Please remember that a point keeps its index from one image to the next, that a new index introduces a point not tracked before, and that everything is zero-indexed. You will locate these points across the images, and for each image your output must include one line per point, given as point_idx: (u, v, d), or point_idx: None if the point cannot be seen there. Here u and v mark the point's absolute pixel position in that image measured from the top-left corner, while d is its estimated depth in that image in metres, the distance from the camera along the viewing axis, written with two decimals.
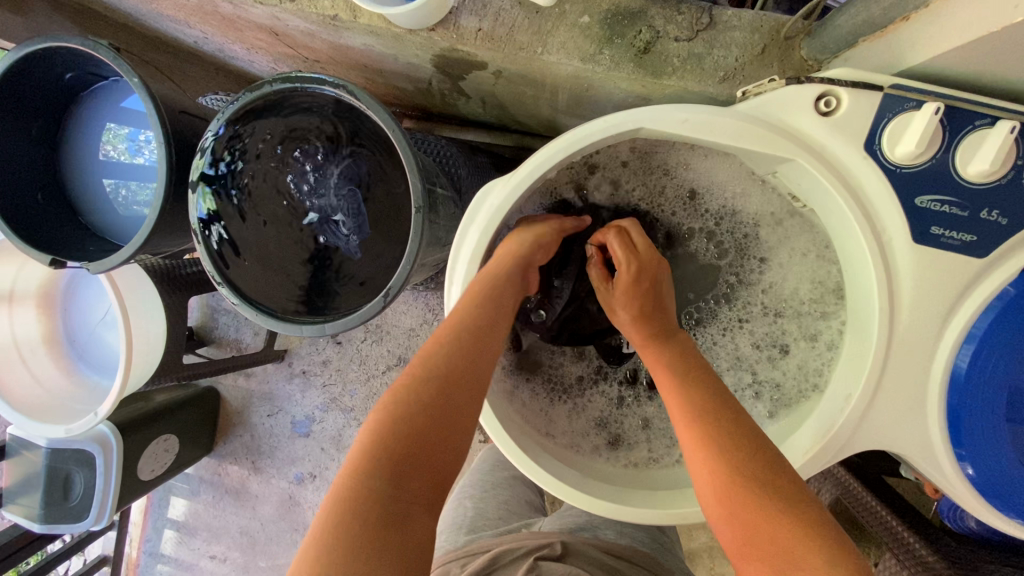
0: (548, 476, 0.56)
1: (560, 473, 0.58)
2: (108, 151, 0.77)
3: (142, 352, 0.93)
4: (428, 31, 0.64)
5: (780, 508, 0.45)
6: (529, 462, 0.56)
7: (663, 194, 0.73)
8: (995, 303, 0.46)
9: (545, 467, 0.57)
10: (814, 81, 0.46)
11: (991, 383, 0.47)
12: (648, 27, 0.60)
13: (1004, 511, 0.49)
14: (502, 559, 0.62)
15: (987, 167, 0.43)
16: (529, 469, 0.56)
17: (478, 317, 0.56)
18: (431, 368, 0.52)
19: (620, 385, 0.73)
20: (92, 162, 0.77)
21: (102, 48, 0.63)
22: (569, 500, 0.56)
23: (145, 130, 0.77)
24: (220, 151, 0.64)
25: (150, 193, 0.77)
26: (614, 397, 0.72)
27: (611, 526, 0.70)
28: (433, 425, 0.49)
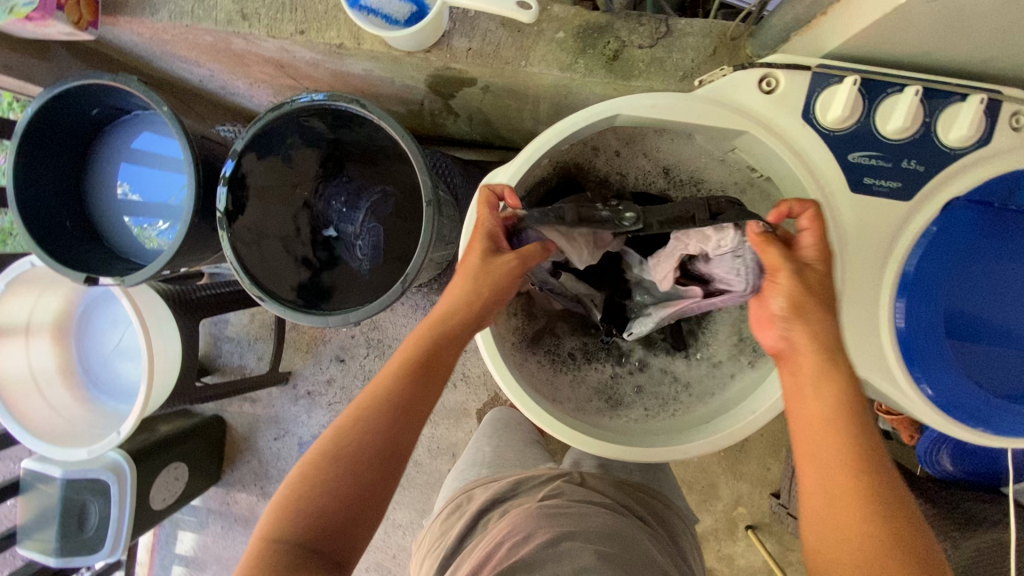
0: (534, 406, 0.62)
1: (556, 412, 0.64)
2: (99, 202, 0.83)
3: (161, 370, 0.97)
4: (425, 53, 0.73)
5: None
6: (528, 403, 0.62)
7: (646, 175, 0.77)
8: (923, 240, 0.54)
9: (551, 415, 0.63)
10: (755, 66, 0.54)
11: (929, 309, 0.55)
12: (615, 38, 0.70)
13: (963, 420, 0.57)
14: (525, 482, 0.70)
15: (900, 124, 0.52)
16: (528, 408, 0.62)
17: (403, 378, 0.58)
18: (350, 442, 0.55)
19: (614, 358, 0.76)
20: (90, 210, 0.83)
21: (134, 83, 0.70)
22: (578, 445, 0.62)
23: (121, 184, 0.83)
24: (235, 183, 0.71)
25: (141, 238, 0.84)
26: (609, 367, 0.75)
27: (626, 468, 0.78)
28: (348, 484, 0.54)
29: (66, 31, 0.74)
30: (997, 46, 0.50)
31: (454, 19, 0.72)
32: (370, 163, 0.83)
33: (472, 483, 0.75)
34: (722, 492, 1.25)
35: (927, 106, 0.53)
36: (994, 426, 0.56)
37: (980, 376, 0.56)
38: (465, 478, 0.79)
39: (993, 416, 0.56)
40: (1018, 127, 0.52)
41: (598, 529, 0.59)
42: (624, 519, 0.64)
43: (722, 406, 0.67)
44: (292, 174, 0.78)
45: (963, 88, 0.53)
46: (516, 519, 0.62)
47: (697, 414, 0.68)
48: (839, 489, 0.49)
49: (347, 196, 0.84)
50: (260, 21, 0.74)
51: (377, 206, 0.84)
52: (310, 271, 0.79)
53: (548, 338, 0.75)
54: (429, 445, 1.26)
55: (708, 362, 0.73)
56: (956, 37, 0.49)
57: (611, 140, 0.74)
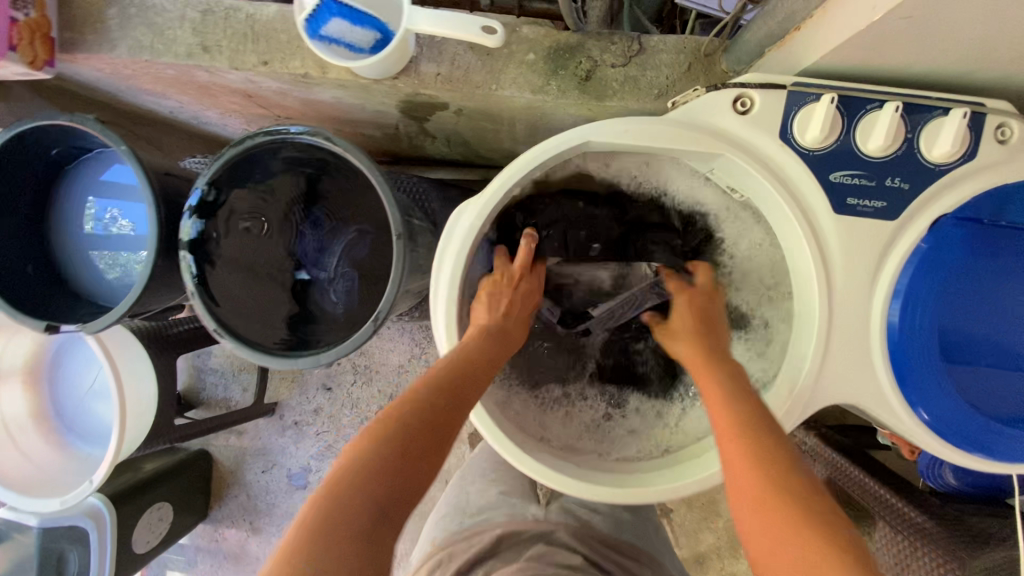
0: (512, 449, 0.59)
1: (537, 454, 0.60)
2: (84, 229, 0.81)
3: (135, 413, 0.94)
4: (392, 79, 0.71)
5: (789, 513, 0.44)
6: (515, 451, 0.59)
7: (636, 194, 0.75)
8: (913, 257, 0.52)
9: (540, 460, 0.59)
10: (728, 86, 0.52)
11: (922, 330, 0.52)
12: (586, 58, 0.68)
13: (962, 446, 0.54)
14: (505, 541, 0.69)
15: (882, 142, 0.50)
16: (514, 455, 0.59)
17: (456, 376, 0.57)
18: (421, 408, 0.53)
19: (606, 402, 0.74)
20: (69, 241, 0.80)
21: (90, 122, 0.68)
22: (568, 489, 0.58)
23: (111, 207, 0.81)
24: (200, 216, 0.69)
25: (125, 266, 0.81)
26: (601, 409, 0.73)
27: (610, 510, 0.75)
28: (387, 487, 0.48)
29: (21, 71, 0.71)
30: (977, 59, 0.48)
31: (420, 45, 0.70)
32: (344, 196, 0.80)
33: (451, 539, 0.71)
34: (722, 509, 1.21)
35: (909, 122, 0.51)
36: (996, 453, 0.53)
37: (977, 400, 0.54)
38: (440, 532, 0.74)
39: (995, 442, 0.54)
40: (1003, 140, 0.50)
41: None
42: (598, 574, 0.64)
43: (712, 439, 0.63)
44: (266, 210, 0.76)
45: (945, 102, 0.51)
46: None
47: (689, 448, 0.64)
48: (733, 461, 0.50)
49: (321, 233, 0.80)
50: (222, 52, 0.72)
51: (352, 244, 0.81)
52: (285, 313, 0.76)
53: (540, 381, 0.74)
54: None
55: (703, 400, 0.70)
56: (934, 51, 0.48)
57: (597, 166, 0.70)
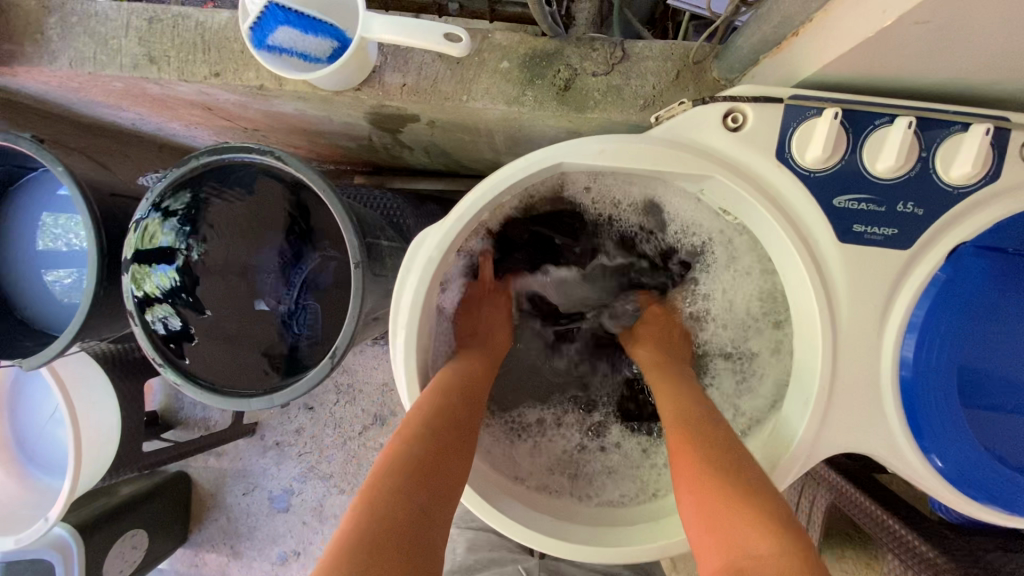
0: (474, 499, 0.53)
1: (505, 506, 0.53)
2: (50, 244, 0.75)
3: (94, 444, 0.88)
4: (354, 91, 0.65)
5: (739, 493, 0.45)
6: (480, 504, 0.52)
7: (620, 210, 0.70)
8: (929, 291, 0.46)
9: (508, 514, 0.53)
10: (718, 100, 0.46)
11: (938, 372, 0.46)
12: (565, 66, 0.63)
13: (979, 498, 0.48)
14: None
15: (893, 163, 0.44)
16: (480, 509, 0.52)
17: (468, 378, 0.58)
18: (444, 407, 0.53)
19: (583, 433, 0.68)
20: (32, 257, 0.75)
21: (23, 140, 0.62)
22: (539, 546, 0.52)
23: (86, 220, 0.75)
24: (162, 219, 0.65)
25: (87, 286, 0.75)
26: (577, 440, 0.67)
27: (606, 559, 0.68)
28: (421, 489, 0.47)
29: None
30: (1001, 68, 0.42)
31: (385, 53, 0.65)
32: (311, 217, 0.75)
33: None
34: None
35: (923, 139, 0.45)
36: (1020, 508, 0.48)
37: (997, 447, 0.48)
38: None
39: (1019, 496, 0.48)
40: None
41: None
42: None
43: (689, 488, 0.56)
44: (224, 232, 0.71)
45: (964, 115, 0.45)
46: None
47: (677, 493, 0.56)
48: (677, 443, 0.52)
49: (287, 264, 0.76)
50: (171, 63, 0.66)
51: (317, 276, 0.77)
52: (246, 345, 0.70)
53: (510, 406, 0.69)
54: None
55: None
56: (950, 59, 0.42)
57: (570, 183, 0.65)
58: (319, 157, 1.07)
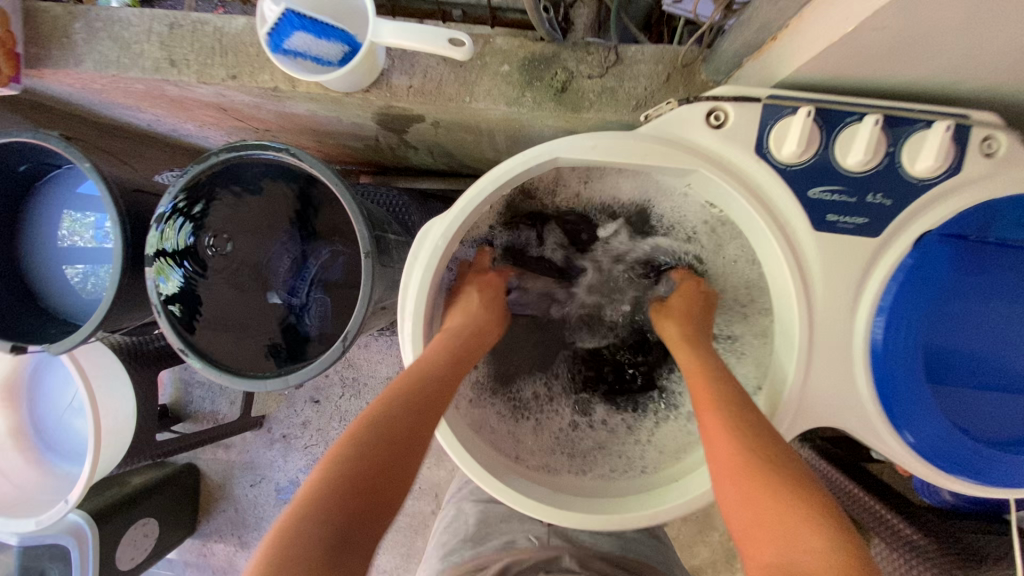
0: (484, 477, 0.55)
1: (515, 483, 0.56)
2: (75, 241, 0.80)
3: (111, 431, 0.92)
4: (363, 92, 0.69)
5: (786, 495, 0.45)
6: (492, 482, 0.55)
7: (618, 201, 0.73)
8: (898, 276, 0.50)
9: (517, 489, 0.56)
10: (702, 99, 0.50)
11: (907, 351, 0.50)
12: (562, 69, 0.66)
13: (950, 470, 0.52)
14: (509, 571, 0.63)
15: (862, 157, 0.48)
16: (490, 485, 0.55)
17: (425, 379, 0.54)
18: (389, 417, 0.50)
19: (573, 410, 0.72)
20: (56, 253, 0.79)
21: (52, 139, 0.66)
22: (546, 518, 0.54)
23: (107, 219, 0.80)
24: (179, 217, 0.67)
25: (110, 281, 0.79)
26: (570, 416, 0.71)
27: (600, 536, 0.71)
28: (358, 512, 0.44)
29: None
30: (961, 69, 0.46)
31: (392, 57, 0.68)
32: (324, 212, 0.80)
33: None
34: (718, 522, 1.18)
35: (890, 135, 0.48)
36: (985, 477, 0.51)
37: (965, 422, 0.51)
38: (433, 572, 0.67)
39: (985, 466, 0.51)
40: (990, 153, 0.48)
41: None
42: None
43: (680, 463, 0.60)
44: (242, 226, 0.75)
45: (928, 114, 0.48)
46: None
47: (669, 468, 0.60)
48: (716, 433, 0.51)
49: (297, 259, 0.82)
50: (190, 66, 0.70)
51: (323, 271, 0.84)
52: (260, 332, 0.74)
53: (509, 382, 0.72)
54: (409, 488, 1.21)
55: (678, 415, 0.68)
56: (914, 61, 0.45)
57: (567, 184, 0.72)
58: (326, 158, 1.11)
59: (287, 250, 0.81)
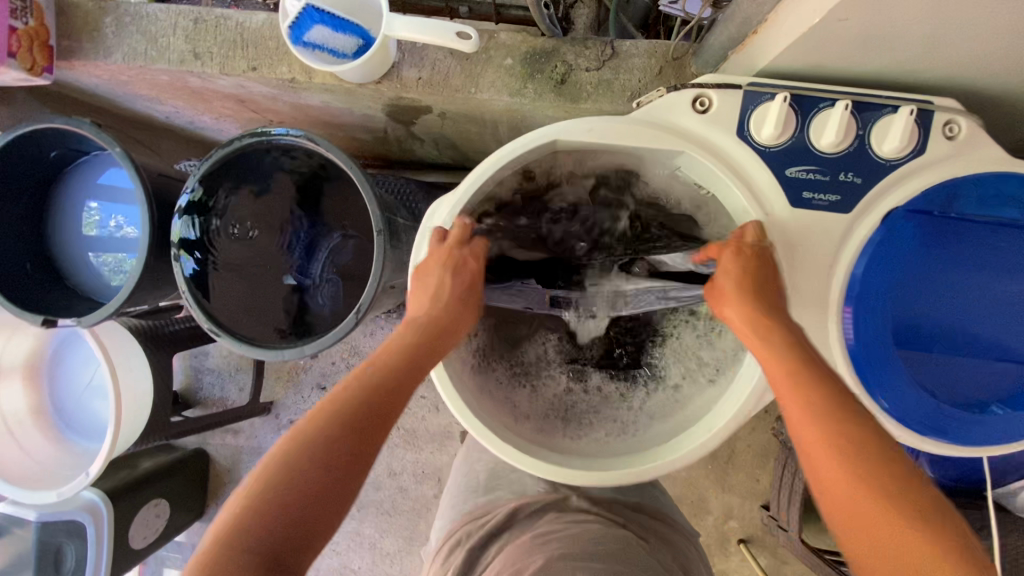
0: (498, 442, 0.60)
1: (524, 445, 0.61)
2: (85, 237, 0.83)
3: (130, 408, 0.96)
4: (375, 84, 0.73)
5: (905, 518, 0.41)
6: (512, 450, 0.60)
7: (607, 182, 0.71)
8: (868, 247, 0.54)
9: (525, 451, 0.60)
10: (688, 87, 0.55)
11: (875, 316, 0.54)
12: (562, 62, 0.71)
13: (919, 429, 0.55)
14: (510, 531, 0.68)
15: (834, 138, 0.52)
16: (492, 444, 0.60)
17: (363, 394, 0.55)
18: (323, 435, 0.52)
19: (569, 376, 0.73)
20: (73, 242, 0.83)
21: (84, 125, 0.71)
22: (552, 476, 0.59)
23: (116, 216, 0.84)
24: (195, 213, 0.74)
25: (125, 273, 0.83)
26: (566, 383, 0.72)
27: None
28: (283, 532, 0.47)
29: (21, 77, 0.74)
30: (923, 58, 0.50)
31: (403, 50, 0.73)
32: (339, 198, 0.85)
33: (459, 524, 0.70)
34: (712, 505, 1.22)
35: (860, 119, 0.53)
36: (951, 435, 0.55)
37: (930, 384, 0.55)
38: (451, 520, 0.73)
39: (952, 425, 0.55)
40: (952, 136, 0.53)
41: (589, 542, 0.60)
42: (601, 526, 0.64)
43: (670, 428, 0.64)
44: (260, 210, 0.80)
45: (894, 100, 0.53)
46: (509, 554, 0.61)
47: (661, 428, 0.64)
48: (815, 445, 0.46)
49: (308, 241, 0.83)
50: (213, 59, 0.75)
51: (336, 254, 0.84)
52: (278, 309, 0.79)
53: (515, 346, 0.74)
54: (413, 470, 1.25)
55: (666, 387, 0.70)
56: (881, 51, 0.50)
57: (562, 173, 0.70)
58: None
59: (298, 235, 0.82)
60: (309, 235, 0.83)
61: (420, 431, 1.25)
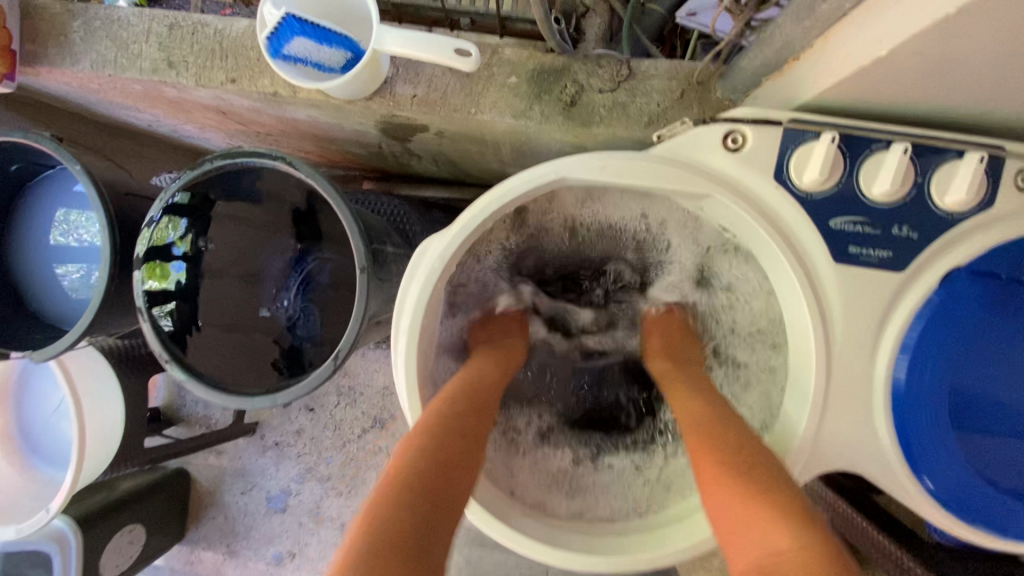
0: (488, 516, 0.52)
1: (522, 525, 0.54)
2: (84, 237, 0.77)
3: (97, 439, 0.89)
4: (366, 100, 0.66)
5: (765, 496, 0.44)
6: (491, 521, 0.52)
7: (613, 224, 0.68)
8: (923, 313, 0.47)
9: (504, 521, 0.53)
10: (718, 121, 0.48)
11: (931, 393, 0.47)
12: (572, 82, 0.64)
13: (971, 520, 0.49)
14: None
15: (888, 187, 0.45)
16: (490, 527, 0.52)
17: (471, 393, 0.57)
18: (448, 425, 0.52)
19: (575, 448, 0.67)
20: (55, 252, 0.77)
21: (42, 139, 0.64)
22: (552, 561, 0.52)
23: None
24: (179, 217, 0.67)
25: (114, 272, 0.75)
26: (572, 456, 0.67)
27: None
28: (412, 536, 0.43)
29: None
30: (997, 99, 0.43)
31: (397, 65, 0.66)
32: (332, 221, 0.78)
33: None
34: None
35: (918, 164, 0.46)
36: (1009, 530, 0.48)
37: (989, 470, 0.48)
38: None
39: (1008, 518, 0.48)
40: None
41: None
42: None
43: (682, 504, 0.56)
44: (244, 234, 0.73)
45: (959, 142, 0.46)
46: None
47: (674, 507, 0.56)
48: (697, 444, 0.51)
49: (289, 267, 0.77)
50: (189, 68, 0.68)
51: (317, 281, 0.78)
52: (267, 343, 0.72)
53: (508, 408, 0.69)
54: None
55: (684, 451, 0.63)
56: (947, 89, 0.43)
57: (556, 219, 0.67)
58: (329, 162, 1.08)
59: (281, 261, 0.77)
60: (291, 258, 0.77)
61: None
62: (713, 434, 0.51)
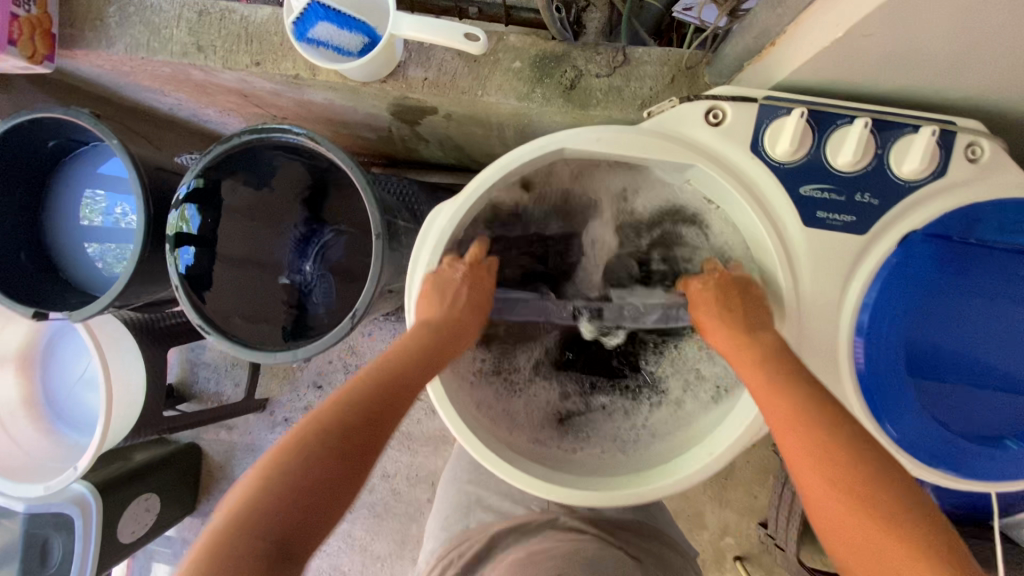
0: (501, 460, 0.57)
1: (523, 464, 0.58)
2: (86, 224, 0.82)
3: (121, 403, 0.95)
4: (380, 83, 0.72)
5: (889, 520, 0.42)
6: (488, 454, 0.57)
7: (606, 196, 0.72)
8: (881, 272, 0.52)
9: (510, 462, 0.58)
10: (701, 99, 0.53)
11: (889, 342, 0.52)
12: (571, 67, 0.69)
13: (932, 462, 0.53)
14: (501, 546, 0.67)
15: (851, 157, 0.51)
16: (492, 463, 0.57)
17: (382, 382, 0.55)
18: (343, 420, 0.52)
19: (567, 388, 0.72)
20: (70, 234, 0.82)
21: (81, 115, 0.69)
22: (547, 495, 0.57)
23: (121, 204, 0.83)
24: (192, 202, 0.70)
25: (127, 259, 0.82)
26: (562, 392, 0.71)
27: None
28: (274, 542, 0.45)
29: (21, 65, 0.73)
30: (946, 78, 0.48)
31: (410, 50, 0.72)
32: (346, 197, 0.84)
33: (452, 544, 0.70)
34: (708, 521, 1.20)
35: (878, 138, 0.51)
36: (964, 469, 0.53)
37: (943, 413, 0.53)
38: (442, 542, 0.73)
39: (962, 458, 0.53)
40: (974, 159, 0.51)
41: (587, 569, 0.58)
42: (597, 546, 0.62)
43: (666, 447, 0.62)
44: (265, 207, 0.79)
45: (915, 118, 0.51)
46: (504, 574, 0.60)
47: (659, 446, 0.62)
48: (797, 453, 0.47)
49: (303, 241, 0.84)
50: (216, 52, 0.74)
51: (330, 254, 0.84)
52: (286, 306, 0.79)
53: (506, 352, 0.72)
54: (407, 474, 1.23)
55: (665, 402, 0.68)
56: (902, 69, 0.48)
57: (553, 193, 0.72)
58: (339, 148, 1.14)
59: (295, 235, 0.83)
60: (304, 232, 0.84)
61: (415, 434, 1.23)
62: (818, 443, 0.46)
